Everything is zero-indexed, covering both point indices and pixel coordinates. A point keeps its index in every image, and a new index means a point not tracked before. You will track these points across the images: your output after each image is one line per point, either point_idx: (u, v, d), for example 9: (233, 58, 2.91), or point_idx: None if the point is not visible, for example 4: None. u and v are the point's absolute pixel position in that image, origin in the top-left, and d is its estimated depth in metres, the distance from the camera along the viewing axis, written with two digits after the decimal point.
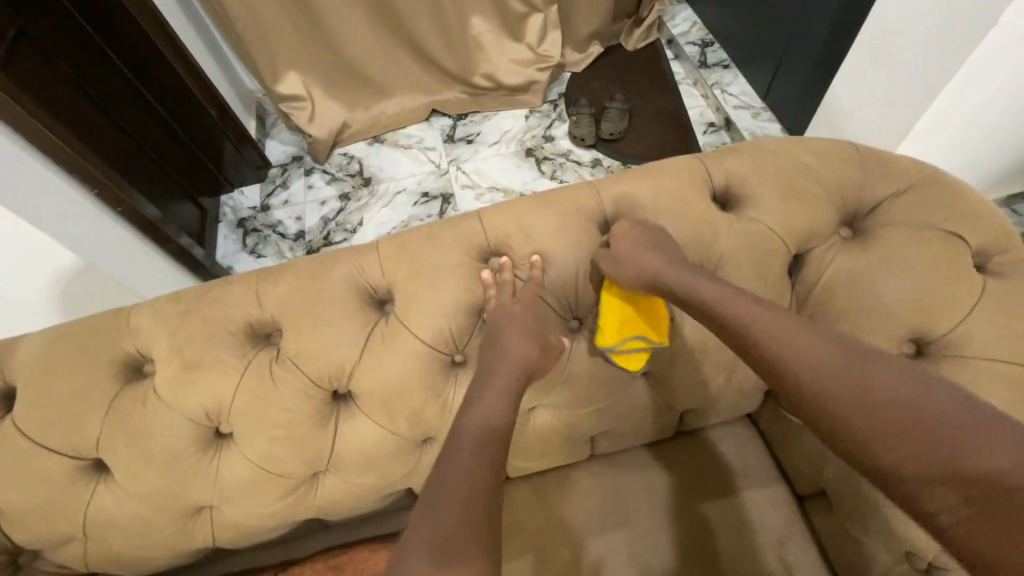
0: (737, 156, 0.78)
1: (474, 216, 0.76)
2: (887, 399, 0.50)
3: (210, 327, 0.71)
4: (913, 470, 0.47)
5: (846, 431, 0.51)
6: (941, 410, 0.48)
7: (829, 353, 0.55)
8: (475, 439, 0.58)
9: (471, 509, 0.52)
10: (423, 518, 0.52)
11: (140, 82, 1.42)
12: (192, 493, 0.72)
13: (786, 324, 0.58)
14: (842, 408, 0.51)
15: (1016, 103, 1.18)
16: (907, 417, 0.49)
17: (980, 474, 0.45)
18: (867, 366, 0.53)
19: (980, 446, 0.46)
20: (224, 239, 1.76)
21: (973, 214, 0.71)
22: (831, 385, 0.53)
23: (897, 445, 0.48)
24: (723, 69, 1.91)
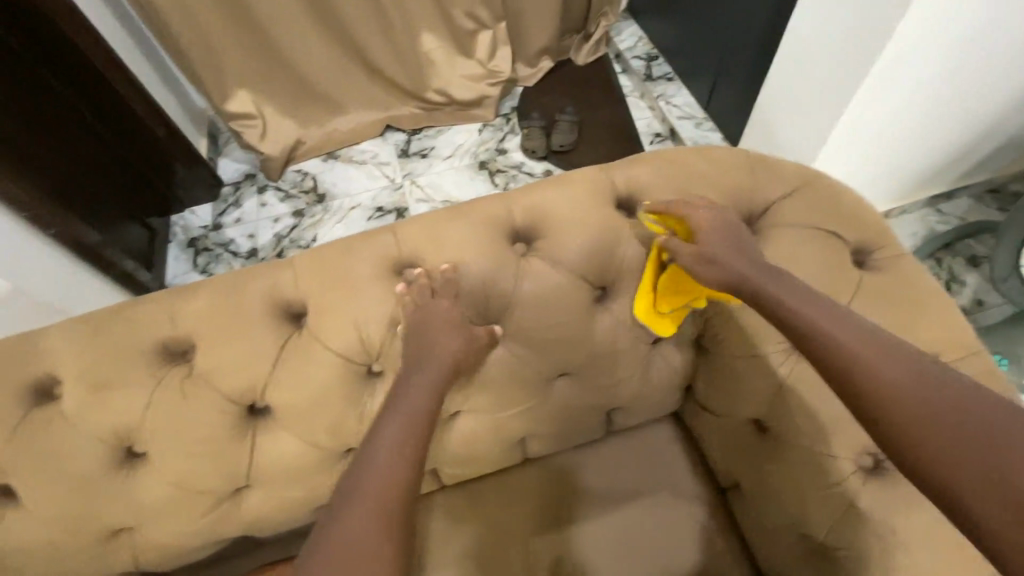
0: (642, 165, 0.82)
1: (389, 229, 0.78)
2: (968, 424, 0.50)
3: (121, 347, 0.71)
4: (969, 484, 0.48)
5: (909, 440, 0.52)
6: (1007, 431, 0.49)
7: (869, 336, 0.58)
8: (395, 436, 0.62)
9: (384, 514, 0.57)
10: (328, 524, 0.57)
11: (82, 104, 1.39)
12: (107, 514, 0.72)
13: (854, 331, 0.59)
14: (905, 416, 0.53)
15: (921, 112, 1.28)
16: (972, 434, 0.50)
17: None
18: (932, 381, 0.54)
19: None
20: (174, 259, 1.74)
21: (849, 216, 0.78)
22: (896, 393, 0.54)
23: (956, 458, 0.49)
24: (667, 81, 1.97)
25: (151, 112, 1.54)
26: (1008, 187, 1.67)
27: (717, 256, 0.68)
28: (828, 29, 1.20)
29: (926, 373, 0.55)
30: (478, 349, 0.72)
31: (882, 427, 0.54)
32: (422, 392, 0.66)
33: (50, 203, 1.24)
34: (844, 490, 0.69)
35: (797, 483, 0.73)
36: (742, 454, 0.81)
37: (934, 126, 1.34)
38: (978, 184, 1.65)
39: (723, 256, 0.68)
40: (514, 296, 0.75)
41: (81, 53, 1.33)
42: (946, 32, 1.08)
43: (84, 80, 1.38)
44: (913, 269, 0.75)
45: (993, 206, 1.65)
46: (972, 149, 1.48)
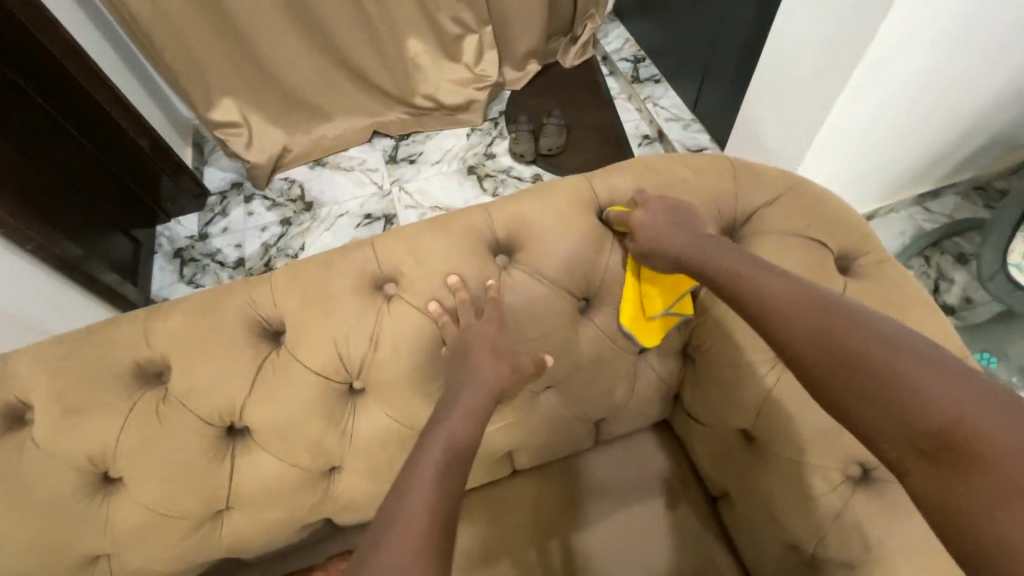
0: (625, 173, 0.81)
1: (369, 243, 0.77)
2: (894, 381, 0.47)
3: (93, 370, 0.70)
4: (870, 421, 0.47)
5: (817, 383, 0.52)
6: (909, 365, 0.47)
7: (801, 300, 0.56)
8: (432, 461, 0.56)
9: (425, 544, 0.49)
10: (373, 552, 0.49)
11: (62, 116, 1.35)
12: (82, 542, 0.70)
13: (774, 283, 0.59)
14: (812, 359, 0.52)
15: (906, 111, 1.28)
16: (873, 369, 0.48)
17: (930, 425, 0.44)
18: (841, 318, 0.52)
19: (936, 397, 0.45)
20: (160, 270, 1.72)
21: (833, 221, 0.78)
22: (805, 336, 0.53)
23: (857, 397, 0.49)
24: (655, 83, 1.97)
25: (134, 124, 1.51)
26: (994, 185, 1.68)
27: (690, 251, 0.68)
28: (814, 27, 1.20)
29: (838, 312, 0.53)
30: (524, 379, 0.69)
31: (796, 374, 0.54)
32: (460, 417, 0.61)
33: (27, 220, 1.21)
34: (833, 499, 0.68)
35: (787, 493, 0.72)
36: (731, 463, 0.81)
37: (920, 123, 1.34)
38: (964, 182, 1.65)
39: (690, 242, 0.69)
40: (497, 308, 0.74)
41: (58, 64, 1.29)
42: (931, 28, 1.07)
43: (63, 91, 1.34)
44: (897, 274, 0.75)
45: (980, 204, 1.66)
46: (959, 145, 1.48)
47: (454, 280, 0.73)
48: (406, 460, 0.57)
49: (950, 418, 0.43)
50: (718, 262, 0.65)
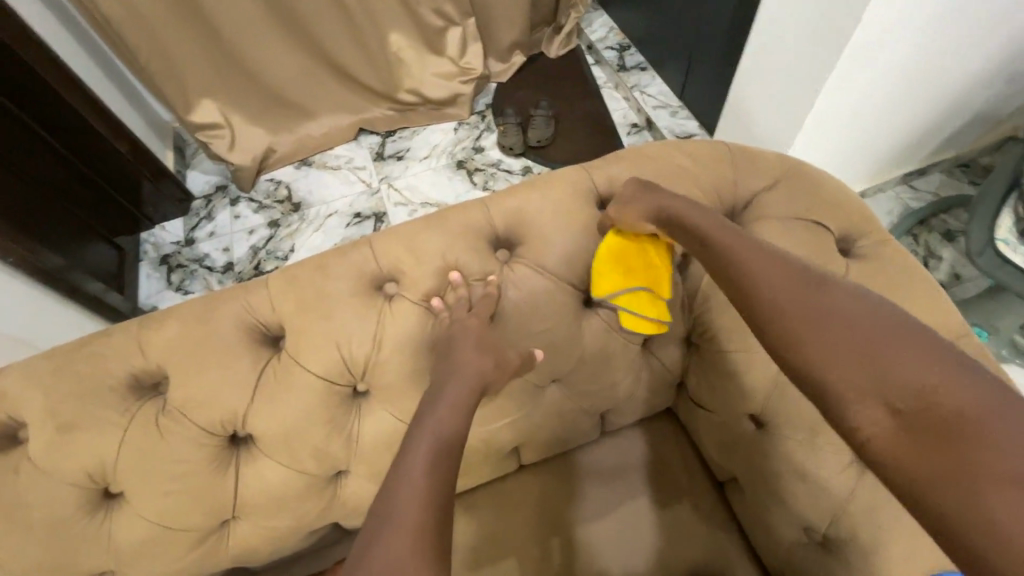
0: (620, 163, 0.80)
1: (366, 243, 0.75)
2: (868, 359, 0.51)
3: (86, 384, 0.68)
4: (849, 387, 0.51)
5: (798, 349, 0.54)
6: (890, 338, 0.51)
7: (782, 277, 0.58)
8: (424, 456, 0.54)
9: (423, 539, 0.48)
10: (367, 551, 0.48)
11: (32, 119, 1.30)
12: (85, 560, 0.68)
13: (761, 254, 0.60)
14: (797, 326, 0.54)
15: (892, 90, 1.28)
16: (859, 339, 0.52)
17: (908, 392, 0.48)
18: (829, 292, 0.55)
19: (914, 368, 0.49)
20: (147, 278, 1.68)
21: (830, 204, 0.78)
22: (792, 305, 0.56)
23: (841, 364, 0.51)
24: (641, 71, 1.96)
25: (110, 126, 1.47)
26: (977, 161, 1.70)
27: (677, 220, 0.67)
28: (798, 11, 1.19)
29: (824, 286, 0.56)
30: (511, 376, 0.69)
31: (774, 342, 0.56)
32: (453, 408, 0.60)
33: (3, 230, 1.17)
34: (841, 482, 0.69)
35: (795, 476, 0.73)
36: (738, 449, 0.81)
37: (908, 102, 1.34)
38: (949, 159, 1.67)
39: (691, 211, 0.67)
40: (499, 305, 0.73)
41: (24, 66, 1.24)
42: (914, 8, 1.07)
43: (32, 94, 1.28)
44: (896, 254, 0.76)
45: (965, 180, 1.68)
46: (944, 123, 1.49)
47: (455, 275, 0.72)
48: (398, 451, 0.56)
49: (924, 388, 0.48)
50: (709, 232, 0.65)
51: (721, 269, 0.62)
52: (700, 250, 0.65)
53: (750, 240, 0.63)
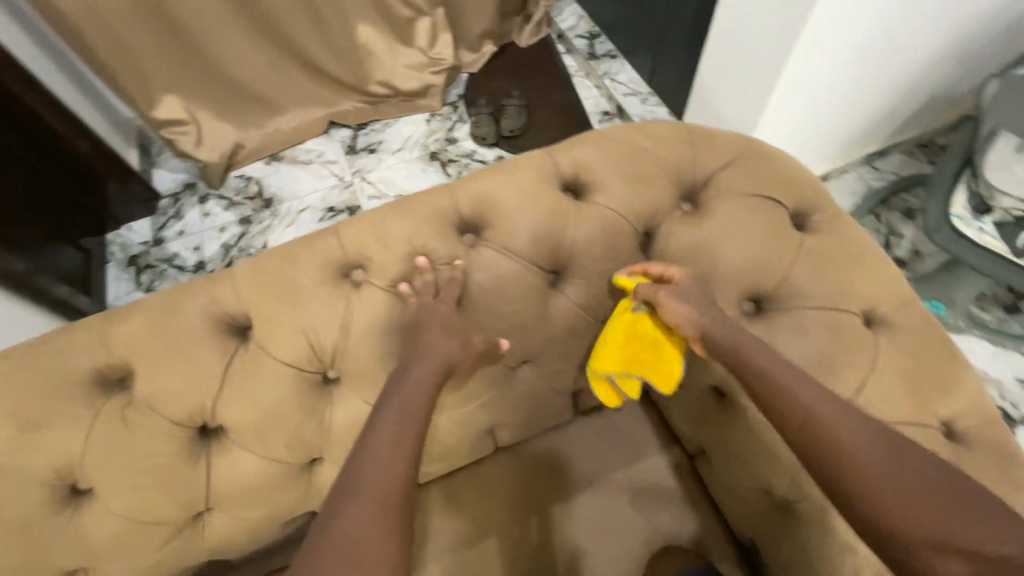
0: (583, 146, 0.82)
1: (331, 231, 0.76)
2: (932, 507, 0.53)
3: (50, 380, 0.67)
4: (931, 543, 0.52)
5: (878, 500, 0.54)
6: (955, 498, 0.54)
7: (835, 416, 0.59)
8: (390, 431, 0.57)
9: (384, 506, 0.52)
10: (332, 517, 0.51)
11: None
12: (56, 559, 0.68)
13: (822, 394, 0.61)
14: (876, 476, 0.55)
15: (851, 73, 1.32)
16: (934, 495, 0.54)
17: (986, 554, 0.50)
18: (897, 444, 0.58)
19: (987, 531, 0.52)
20: (115, 280, 1.64)
21: (785, 181, 0.81)
22: (868, 453, 0.57)
23: (923, 518, 0.53)
24: (612, 59, 1.99)
25: (70, 126, 1.43)
26: (935, 142, 1.76)
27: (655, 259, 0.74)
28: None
29: (870, 426, 0.59)
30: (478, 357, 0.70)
31: (851, 490, 0.56)
32: (418, 388, 0.61)
33: None
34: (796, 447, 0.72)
35: (756, 444, 0.76)
36: (705, 421, 0.84)
37: (865, 84, 1.38)
38: (909, 140, 1.72)
39: (712, 316, 0.68)
40: (466, 288, 0.74)
41: None
42: None
43: None
44: (848, 227, 0.79)
45: (924, 160, 1.73)
46: (901, 105, 1.54)
47: (421, 260, 0.72)
48: (364, 422, 0.59)
49: (997, 550, 0.51)
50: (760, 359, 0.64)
51: (762, 392, 0.63)
52: (751, 377, 0.64)
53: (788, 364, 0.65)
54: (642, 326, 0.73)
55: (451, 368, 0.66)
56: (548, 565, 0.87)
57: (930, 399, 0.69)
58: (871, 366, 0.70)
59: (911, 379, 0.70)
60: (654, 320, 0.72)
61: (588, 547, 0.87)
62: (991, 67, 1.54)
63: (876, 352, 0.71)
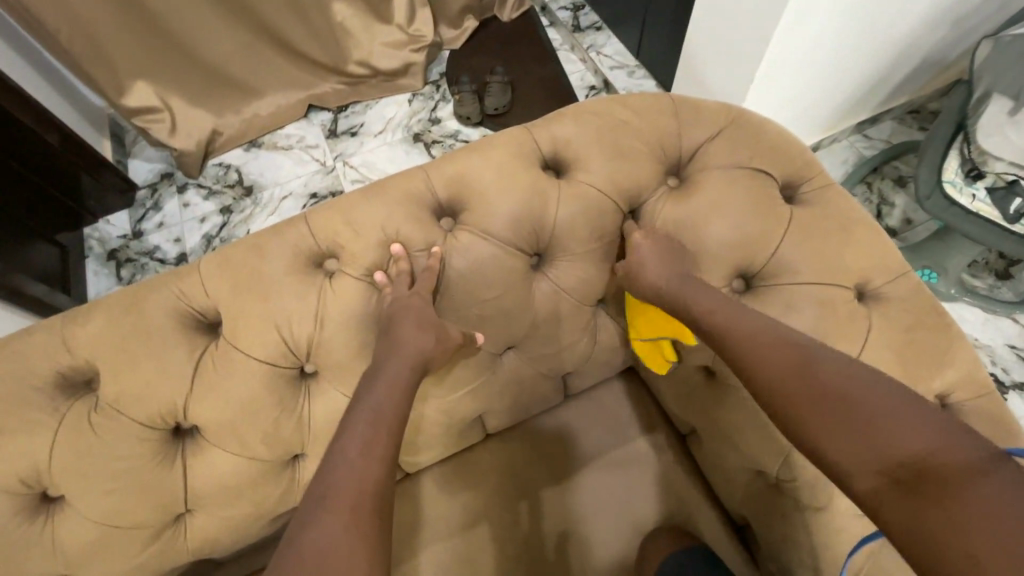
0: (564, 121, 0.78)
1: (301, 219, 0.72)
2: (855, 415, 0.49)
3: (12, 386, 0.64)
4: (846, 454, 0.49)
5: (797, 417, 0.53)
6: (885, 407, 0.49)
7: (771, 344, 0.58)
8: (361, 429, 0.56)
9: (357, 509, 0.50)
10: (303, 522, 0.50)
11: None
12: (29, 569, 0.66)
13: (761, 327, 0.61)
14: (796, 394, 0.54)
15: (845, 37, 1.27)
16: (860, 407, 0.50)
17: (906, 458, 0.46)
18: (835, 364, 0.54)
19: (916, 436, 0.46)
20: (94, 275, 1.59)
21: (775, 152, 0.78)
22: (791, 372, 0.55)
23: (837, 427, 0.50)
24: (596, 31, 1.90)
25: (39, 119, 1.36)
26: (927, 107, 1.73)
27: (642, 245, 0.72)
28: None
29: (813, 353, 0.56)
30: (456, 347, 0.68)
31: (776, 411, 0.55)
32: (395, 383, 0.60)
33: None
34: None
35: (746, 424, 0.75)
36: (695, 401, 0.82)
37: (857, 49, 1.33)
38: (900, 106, 1.69)
39: (668, 276, 0.69)
40: (446, 275, 0.71)
41: None
42: None
43: None
44: (839, 198, 0.76)
45: (915, 127, 1.70)
46: (894, 70, 1.49)
47: (396, 247, 0.69)
48: (339, 423, 0.58)
49: (922, 455, 0.45)
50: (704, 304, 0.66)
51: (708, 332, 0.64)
52: (700, 327, 0.65)
53: (735, 304, 0.65)
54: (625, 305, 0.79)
55: (429, 357, 0.64)
56: (540, 552, 0.85)
57: (923, 373, 0.68)
58: (863, 342, 0.68)
59: (906, 354, 0.68)
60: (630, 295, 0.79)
61: (580, 532, 0.86)
62: (985, 28, 1.50)
63: (868, 327, 0.69)
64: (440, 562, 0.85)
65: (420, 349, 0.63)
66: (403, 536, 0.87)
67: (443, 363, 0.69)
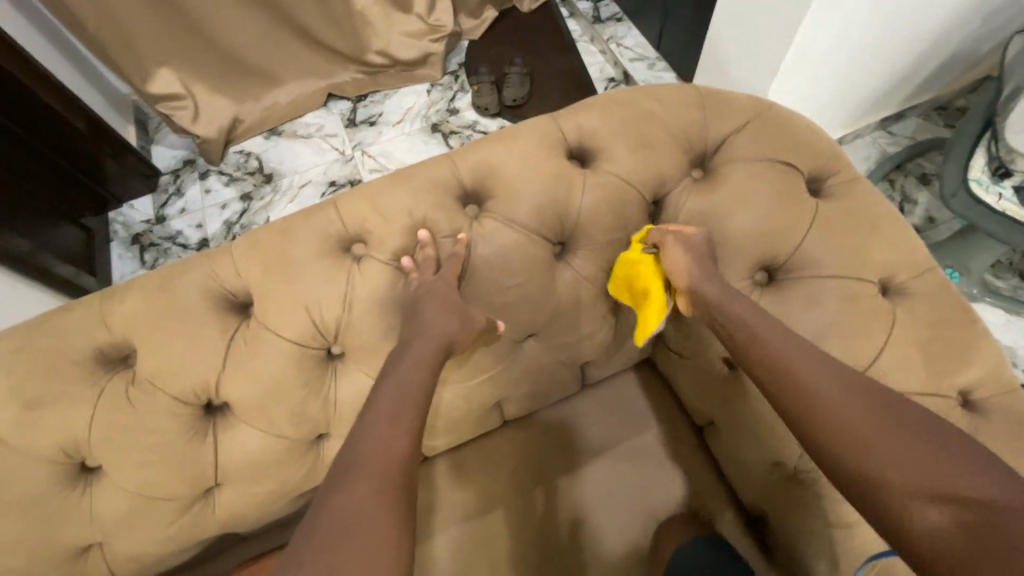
0: (589, 111, 0.79)
1: (330, 204, 0.74)
2: (916, 456, 0.47)
3: (52, 360, 0.67)
4: (907, 491, 0.45)
5: (844, 444, 0.50)
6: (956, 456, 0.46)
7: (823, 375, 0.56)
8: (388, 409, 0.58)
9: (384, 481, 0.52)
10: (332, 492, 0.51)
11: None
12: (66, 537, 0.68)
13: (807, 354, 0.59)
14: (854, 425, 0.51)
15: (876, 28, 1.24)
16: (920, 447, 0.47)
17: (975, 501, 0.42)
18: (891, 406, 0.52)
19: (990, 486, 0.43)
20: (119, 258, 1.62)
21: (800, 145, 0.77)
22: (849, 404, 0.53)
23: (895, 460, 0.47)
24: (617, 22, 1.89)
25: (66, 103, 1.38)
26: (954, 105, 1.70)
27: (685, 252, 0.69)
28: None
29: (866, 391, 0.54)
30: (478, 331, 0.69)
31: (819, 438, 0.53)
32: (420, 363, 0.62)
33: None
34: None
35: (765, 415, 0.75)
36: (713, 393, 0.83)
37: (884, 43, 1.30)
38: (926, 102, 1.66)
39: (709, 286, 0.67)
40: (470, 261, 0.72)
41: None
42: None
43: None
44: (865, 192, 0.76)
45: (941, 124, 1.68)
46: (920, 66, 1.46)
47: (423, 233, 0.71)
48: (365, 403, 0.60)
49: (997, 506, 0.41)
50: (751, 323, 0.63)
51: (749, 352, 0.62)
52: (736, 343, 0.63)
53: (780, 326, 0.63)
54: (645, 269, 0.72)
55: (452, 341, 0.65)
56: (555, 537, 0.87)
57: (945, 369, 0.68)
58: (887, 335, 0.68)
59: (928, 350, 0.68)
60: (657, 265, 0.72)
61: (594, 518, 0.87)
62: (1017, 23, 1.46)
63: (892, 320, 0.69)
64: (457, 545, 0.87)
65: (444, 332, 0.64)
66: (421, 517, 0.89)
67: (466, 347, 0.70)
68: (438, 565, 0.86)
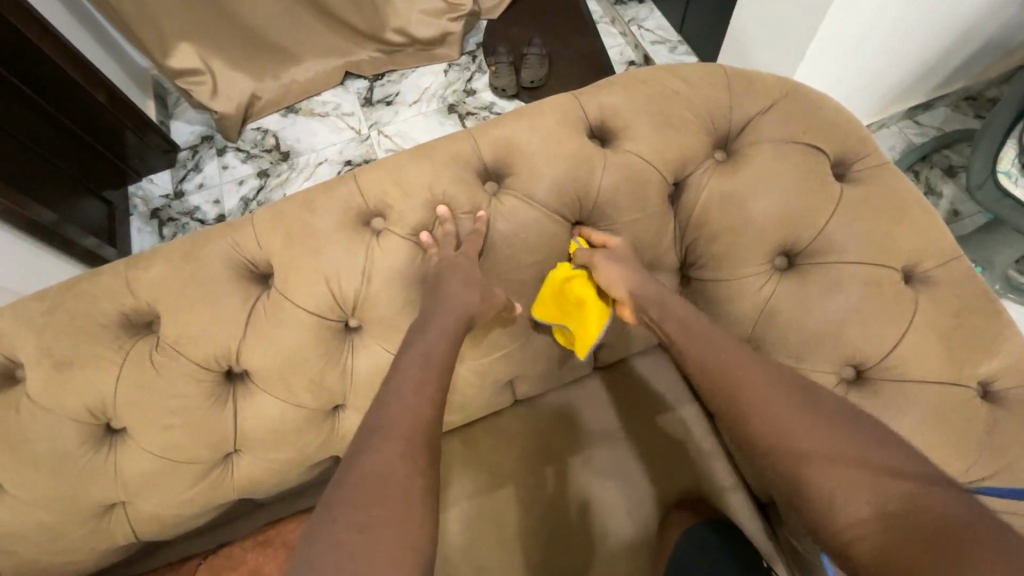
0: (612, 89, 0.78)
1: (350, 177, 0.75)
2: (841, 452, 0.53)
3: (80, 324, 0.69)
4: (841, 494, 0.51)
5: (786, 443, 0.55)
6: (872, 448, 0.54)
7: (765, 375, 0.61)
8: (409, 379, 0.59)
9: (407, 446, 0.53)
10: (358, 452, 0.53)
11: (21, 82, 1.25)
12: (91, 495, 0.70)
13: (747, 355, 0.63)
14: (793, 425, 0.56)
15: (911, 11, 1.19)
16: (846, 443, 0.54)
17: (895, 497, 0.50)
18: (820, 401, 0.58)
19: (893, 475, 0.51)
20: (138, 232, 1.64)
21: (827, 128, 0.76)
22: (781, 401, 0.58)
23: (830, 462, 0.53)
24: (639, 4, 1.86)
25: (87, 75, 1.39)
26: (984, 95, 1.65)
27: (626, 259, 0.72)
28: None
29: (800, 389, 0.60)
30: (496, 308, 0.70)
31: (762, 438, 0.57)
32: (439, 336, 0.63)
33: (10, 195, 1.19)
34: None
35: None
36: None
37: (921, 25, 1.25)
38: (956, 92, 1.61)
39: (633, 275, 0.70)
40: (488, 238, 0.72)
41: (7, 23, 1.17)
42: None
43: (13, 49, 1.21)
44: (892, 178, 0.75)
45: (969, 115, 1.63)
46: (953, 53, 1.42)
47: (442, 209, 0.71)
48: (386, 376, 0.61)
49: (908, 500, 0.49)
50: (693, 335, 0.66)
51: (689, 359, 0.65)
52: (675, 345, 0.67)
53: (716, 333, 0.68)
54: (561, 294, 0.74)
55: (471, 317, 0.66)
56: (565, 515, 0.88)
57: (965, 358, 0.67)
58: (909, 323, 0.68)
59: (950, 339, 0.67)
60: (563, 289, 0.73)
61: (604, 497, 0.88)
62: None
63: (914, 308, 0.68)
64: (467, 519, 0.89)
65: (463, 305, 0.65)
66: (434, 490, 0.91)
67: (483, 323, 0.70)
68: (449, 537, 0.88)
